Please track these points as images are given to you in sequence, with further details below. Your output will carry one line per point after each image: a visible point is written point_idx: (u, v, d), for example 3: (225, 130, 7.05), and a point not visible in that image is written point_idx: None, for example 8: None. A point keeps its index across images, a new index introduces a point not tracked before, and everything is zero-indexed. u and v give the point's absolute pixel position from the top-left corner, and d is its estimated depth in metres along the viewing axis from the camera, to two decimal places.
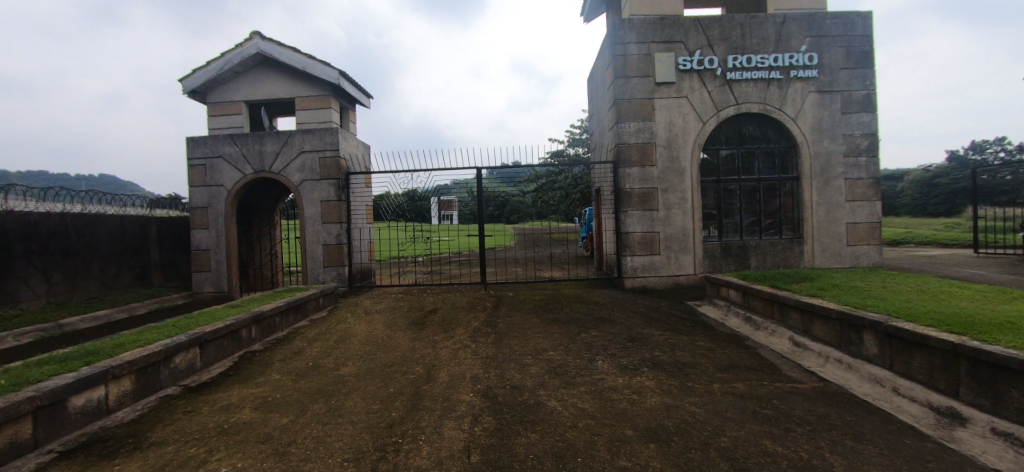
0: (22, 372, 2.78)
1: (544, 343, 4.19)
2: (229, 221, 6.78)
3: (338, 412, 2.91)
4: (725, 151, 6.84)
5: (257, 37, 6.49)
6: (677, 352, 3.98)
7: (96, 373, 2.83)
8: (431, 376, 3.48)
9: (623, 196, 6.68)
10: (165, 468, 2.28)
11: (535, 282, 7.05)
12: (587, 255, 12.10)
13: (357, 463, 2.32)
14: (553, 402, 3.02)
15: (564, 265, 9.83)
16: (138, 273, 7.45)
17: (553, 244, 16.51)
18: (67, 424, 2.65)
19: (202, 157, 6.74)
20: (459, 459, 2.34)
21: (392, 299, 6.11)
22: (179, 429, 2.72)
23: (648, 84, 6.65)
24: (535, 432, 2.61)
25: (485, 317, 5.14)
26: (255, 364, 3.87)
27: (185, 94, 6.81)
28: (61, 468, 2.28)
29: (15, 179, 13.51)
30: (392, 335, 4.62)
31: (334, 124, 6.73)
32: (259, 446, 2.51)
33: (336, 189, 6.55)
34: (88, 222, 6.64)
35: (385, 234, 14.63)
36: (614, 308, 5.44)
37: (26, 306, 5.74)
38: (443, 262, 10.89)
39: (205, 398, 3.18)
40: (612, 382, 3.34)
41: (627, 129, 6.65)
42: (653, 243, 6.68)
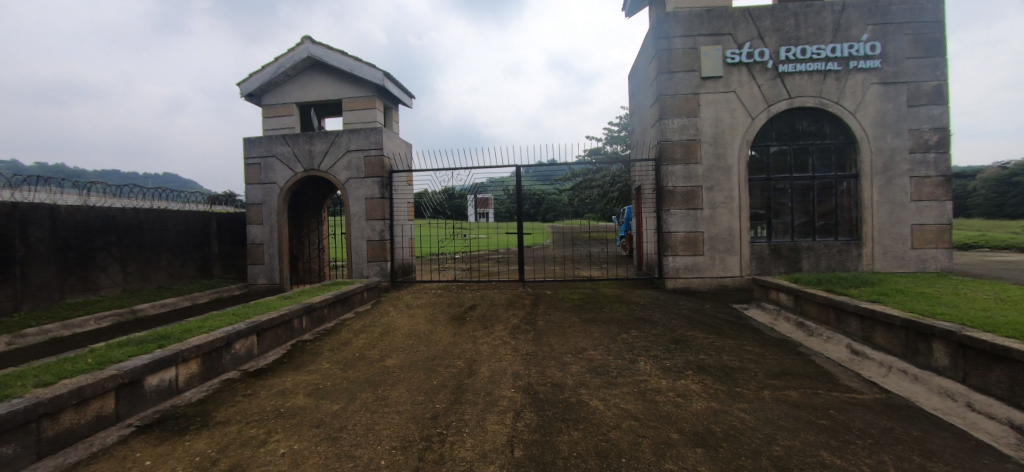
0: (105, 352, 3.05)
1: (584, 342, 4.15)
2: (281, 217, 7.13)
3: (386, 401, 3.00)
4: (776, 147, 6.52)
5: (308, 41, 6.80)
6: (724, 357, 3.82)
7: (168, 355, 3.07)
8: (472, 371, 3.52)
9: (665, 195, 6.52)
10: (230, 447, 2.45)
11: (573, 281, 6.99)
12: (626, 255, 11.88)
13: (404, 451, 2.39)
14: (595, 401, 2.98)
15: (602, 264, 9.71)
16: (200, 265, 8.00)
17: (590, 243, 16.35)
18: (144, 401, 2.90)
19: (257, 157, 7.13)
20: (503, 454, 2.35)
21: (432, 295, 6.23)
22: (240, 411, 2.89)
23: (694, 78, 6.45)
24: (578, 431, 2.58)
25: (524, 315, 5.16)
26: (307, 353, 4.04)
27: (243, 97, 7.23)
28: (139, 443, 2.49)
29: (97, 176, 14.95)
30: (434, 329, 4.72)
31: (379, 124, 6.95)
32: (312, 430, 2.63)
33: (380, 186, 6.75)
34: (159, 217, 7.20)
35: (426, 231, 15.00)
36: (655, 309, 5.31)
37: (105, 293, 6.29)
38: (481, 260, 11.02)
39: (262, 383, 3.36)
40: (656, 384, 3.25)
41: (671, 125, 6.49)
42: (696, 244, 6.47)
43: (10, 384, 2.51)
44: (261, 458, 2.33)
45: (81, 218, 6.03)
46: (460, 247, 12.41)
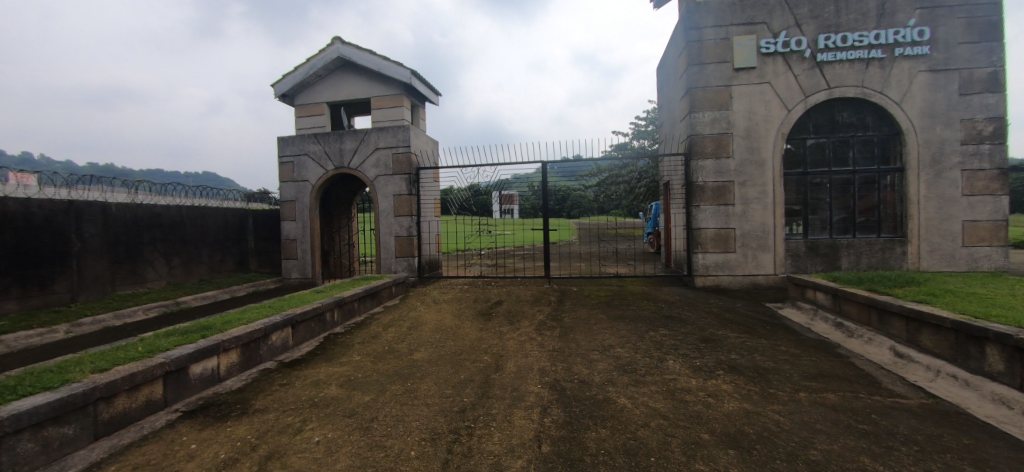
0: (154, 341, 3.23)
1: (611, 340, 4.10)
2: (313, 213, 7.36)
3: (415, 394, 3.06)
4: (813, 140, 6.25)
5: (339, 41, 6.96)
6: (757, 357, 3.71)
7: (211, 345, 3.23)
8: (499, 366, 3.54)
9: (695, 190, 6.37)
10: (268, 433, 2.55)
11: (599, 277, 6.93)
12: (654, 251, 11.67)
13: (433, 443, 2.43)
14: (623, 399, 2.94)
15: (629, 261, 9.58)
16: (238, 260, 8.36)
17: (616, 240, 16.15)
18: (189, 388, 3.06)
19: (290, 155, 7.37)
20: (530, 449, 2.36)
21: (459, 290, 6.30)
22: (278, 399, 3.00)
23: (726, 70, 6.25)
24: (606, 428, 2.56)
25: (550, 311, 5.15)
26: (339, 345, 4.17)
27: (277, 98, 7.49)
28: (185, 428, 2.63)
29: (145, 176, 15.89)
30: (461, 324, 4.78)
31: (407, 122, 7.06)
32: (345, 420, 2.71)
33: (408, 183, 6.88)
34: (200, 214, 7.56)
35: (453, 227, 15.17)
36: (684, 307, 5.19)
37: (151, 285, 6.66)
38: (506, 256, 11.06)
39: (297, 373, 3.48)
40: (686, 383, 3.18)
41: (701, 119, 6.32)
42: (727, 241, 6.29)
43: (71, 369, 2.70)
44: (298, 445, 2.42)
45: (132, 214, 6.41)
46: (486, 244, 12.48)
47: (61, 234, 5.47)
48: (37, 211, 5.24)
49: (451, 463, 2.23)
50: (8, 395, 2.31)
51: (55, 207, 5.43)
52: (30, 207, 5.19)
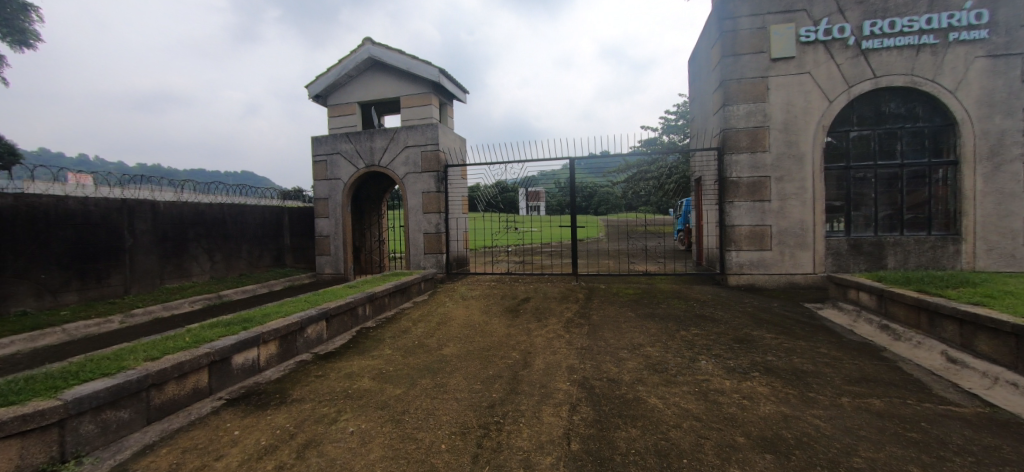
0: (200, 332, 3.41)
1: (641, 338, 4.03)
2: (345, 210, 7.56)
3: (444, 388, 3.10)
4: (857, 133, 5.94)
5: (369, 42, 7.11)
6: (795, 359, 3.56)
7: (252, 336, 3.37)
8: (527, 363, 3.53)
9: (728, 186, 6.17)
10: (305, 423, 2.65)
11: (628, 275, 6.83)
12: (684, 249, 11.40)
13: (463, 437, 2.46)
14: (654, 399, 2.89)
15: (659, 259, 9.38)
16: (275, 255, 8.70)
17: (645, 238, 15.85)
18: (232, 377, 3.21)
19: (323, 154, 7.60)
20: (559, 446, 2.35)
21: (486, 287, 6.34)
22: (314, 390, 3.11)
23: (762, 60, 6.01)
24: (637, 428, 2.52)
25: (578, 308, 5.11)
26: (371, 339, 4.27)
27: (312, 98, 7.73)
28: (230, 414, 2.77)
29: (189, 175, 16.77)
30: (488, 320, 4.81)
31: (435, 120, 7.15)
32: (377, 412, 2.78)
33: (436, 180, 6.97)
34: (239, 211, 7.90)
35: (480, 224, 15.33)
36: (717, 307, 5.04)
37: (196, 279, 7.03)
38: (533, 253, 11.04)
39: (332, 365, 3.59)
40: (719, 385, 3.09)
41: (735, 112, 6.11)
42: (763, 238, 6.07)
43: (126, 356, 2.88)
44: (333, 435, 2.50)
45: (178, 212, 6.76)
46: (512, 240, 12.51)
47: (114, 231, 5.85)
48: (93, 209, 5.61)
49: (481, 457, 2.25)
50: (72, 380, 2.50)
51: (109, 206, 5.80)
52: (87, 205, 5.56)
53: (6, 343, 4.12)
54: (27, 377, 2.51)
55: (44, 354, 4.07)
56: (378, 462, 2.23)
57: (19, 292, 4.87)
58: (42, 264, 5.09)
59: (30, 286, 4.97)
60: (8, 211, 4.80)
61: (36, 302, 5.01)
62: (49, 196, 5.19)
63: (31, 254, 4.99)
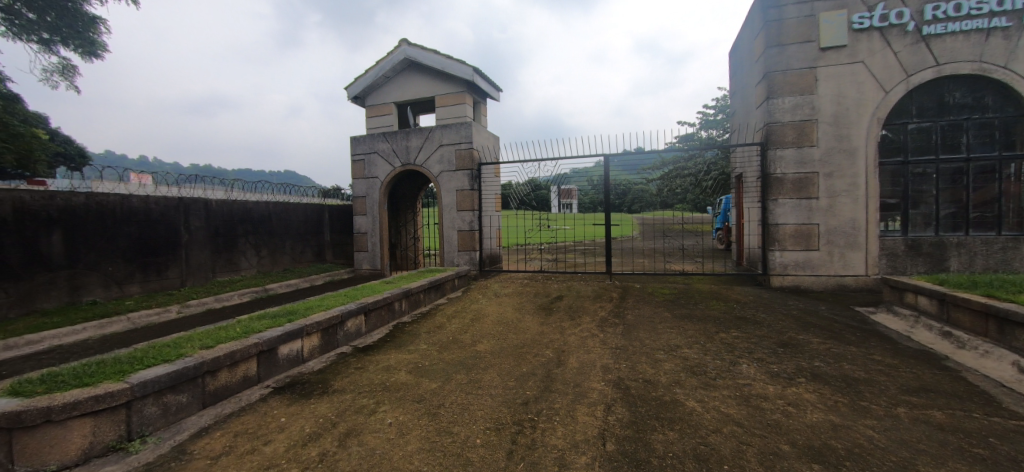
0: (249, 323, 3.60)
1: (678, 340, 3.93)
2: (382, 208, 7.77)
3: (479, 384, 3.14)
4: (916, 125, 5.53)
5: (405, 43, 7.27)
6: (844, 365, 3.37)
7: (296, 328, 3.53)
8: (561, 361, 3.52)
9: (772, 183, 5.91)
10: (346, 412, 2.75)
11: (664, 274, 6.67)
12: (723, 248, 10.99)
13: (498, 433, 2.48)
14: (692, 402, 2.80)
15: (696, 258, 9.10)
16: (316, 251, 9.07)
17: (681, 237, 15.41)
18: (279, 367, 3.38)
19: (361, 153, 7.84)
20: (594, 446, 2.33)
21: (519, 284, 6.36)
22: (354, 382, 3.22)
23: (810, 49, 5.69)
24: (674, 431, 2.46)
25: (612, 307, 5.04)
26: (407, 334, 4.38)
27: (351, 100, 7.98)
28: (278, 401, 2.93)
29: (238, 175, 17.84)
30: (522, 317, 4.82)
31: (468, 118, 7.23)
32: (414, 404, 2.85)
33: (470, 178, 7.05)
34: (283, 209, 8.27)
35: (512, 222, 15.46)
36: (759, 308, 4.85)
37: (244, 273, 7.44)
38: (566, 251, 10.96)
39: (371, 358, 3.71)
40: (762, 390, 2.96)
41: (780, 105, 5.84)
42: (809, 238, 5.78)
43: (184, 344, 3.08)
44: (372, 426, 2.58)
45: (228, 209, 7.16)
46: (544, 238, 12.48)
47: (171, 227, 6.26)
48: (154, 207, 6.03)
49: (516, 454, 2.27)
50: (138, 365, 2.70)
51: (168, 204, 6.22)
52: (148, 203, 5.97)
53: (79, 330, 4.51)
54: (100, 361, 2.75)
55: (112, 340, 4.43)
56: (416, 453, 2.29)
57: (89, 283, 5.32)
58: (109, 258, 5.53)
59: (99, 277, 5.42)
60: (81, 208, 5.23)
61: (105, 292, 5.46)
62: (115, 195, 5.61)
63: (100, 248, 5.43)
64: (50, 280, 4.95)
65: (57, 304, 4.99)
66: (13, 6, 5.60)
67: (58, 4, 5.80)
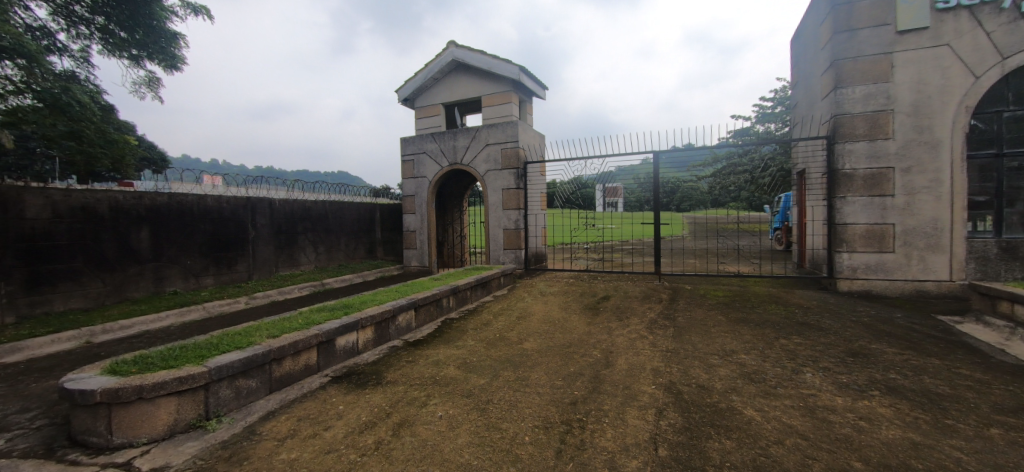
0: (310, 315, 3.83)
1: (733, 345, 3.75)
2: (429, 207, 7.99)
3: (527, 382, 3.15)
4: (1012, 113, 4.96)
5: (452, 45, 7.43)
6: (925, 379, 3.06)
7: (352, 321, 3.71)
8: (609, 362, 3.47)
9: (839, 180, 5.50)
10: (399, 403, 2.87)
11: (718, 276, 6.39)
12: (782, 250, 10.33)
13: (547, 432, 2.48)
14: (751, 411, 2.65)
15: (753, 259, 8.63)
16: (368, 248, 9.49)
17: (734, 237, 14.65)
18: (337, 357, 3.58)
19: (411, 154, 8.10)
20: (646, 450, 2.27)
21: (564, 284, 6.32)
22: (406, 374, 3.35)
23: (885, 33, 5.23)
24: (732, 440, 2.34)
25: (662, 309, 4.89)
26: (455, 330, 4.49)
27: (401, 102, 8.26)
28: (338, 389, 3.10)
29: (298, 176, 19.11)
30: (568, 317, 4.80)
31: (514, 117, 7.27)
32: (463, 399, 2.91)
33: (516, 177, 7.09)
34: (338, 207, 8.72)
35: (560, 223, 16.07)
36: (824, 314, 4.52)
37: (303, 268, 7.91)
38: (611, 250, 10.76)
39: (421, 352, 3.83)
40: (829, 401, 2.75)
41: (849, 95, 5.42)
42: (883, 239, 5.32)
43: (253, 333, 3.33)
44: (424, 418, 2.67)
45: (289, 208, 7.64)
46: (591, 238, 12.37)
47: (240, 224, 6.78)
48: (225, 206, 6.55)
49: (565, 453, 2.26)
50: (215, 350, 2.96)
51: (237, 203, 6.74)
52: (220, 203, 6.50)
53: (163, 317, 5.00)
54: (182, 346, 3.03)
55: (191, 327, 4.87)
56: (466, 447, 2.34)
57: (171, 275, 5.87)
58: (187, 252, 6.08)
59: (178, 270, 5.97)
60: (165, 206, 5.77)
61: (183, 283, 6.01)
62: (192, 195, 6.15)
63: (179, 244, 5.97)
64: (139, 272, 5.51)
65: (144, 293, 5.55)
66: (108, 26, 6.27)
67: (144, 23, 6.42)
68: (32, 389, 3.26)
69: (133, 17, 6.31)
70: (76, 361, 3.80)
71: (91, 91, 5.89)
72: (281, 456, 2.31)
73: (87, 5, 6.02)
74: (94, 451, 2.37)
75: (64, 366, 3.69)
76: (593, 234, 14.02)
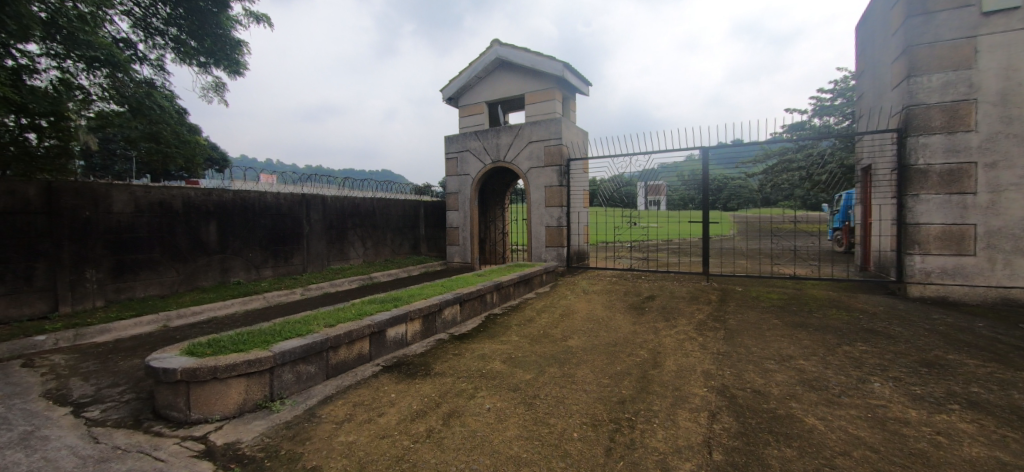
0: (362, 306, 4.00)
1: (790, 350, 3.57)
2: (472, 204, 8.11)
3: (573, 378, 3.15)
4: None
5: (496, 43, 7.51)
6: (1014, 394, 2.77)
7: (401, 313, 3.84)
8: (657, 362, 3.40)
9: (911, 176, 5.10)
10: (448, 394, 2.94)
11: (771, 278, 6.11)
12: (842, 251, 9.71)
13: (596, 429, 2.47)
14: (813, 419, 2.52)
15: (810, 261, 8.15)
16: (412, 244, 9.76)
17: (787, 238, 13.91)
18: (387, 348, 3.72)
19: (455, 152, 8.26)
20: (699, 453, 2.21)
21: (608, 282, 6.25)
22: (453, 366, 3.43)
23: (968, 15, 4.80)
24: (793, 448, 2.23)
25: (711, 311, 4.73)
26: (499, 325, 4.54)
27: (445, 101, 8.45)
28: (390, 378, 3.23)
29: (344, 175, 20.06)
30: (613, 315, 4.75)
31: (557, 114, 7.24)
32: (509, 393, 2.95)
33: (559, 174, 7.07)
34: (385, 204, 9.03)
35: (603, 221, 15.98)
36: (893, 321, 4.22)
37: (352, 262, 8.26)
38: (654, 250, 10.52)
39: (467, 346, 3.91)
40: (901, 414, 2.56)
41: (924, 85, 5.02)
42: (961, 240, 4.89)
43: (311, 322, 3.53)
44: (473, 409, 2.73)
45: (340, 205, 7.99)
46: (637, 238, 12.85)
47: (295, 220, 7.17)
48: (283, 202, 6.96)
49: (615, 451, 2.24)
50: (278, 336, 3.16)
51: (293, 200, 7.14)
52: (278, 199, 6.91)
53: (229, 305, 5.39)
54: (250, 331, 3.25)
55: (252, 315, 5.21)
56: (515, 439, 2.38)
57: (234, 266, 6.30)
58: (249, 245, 6.50)
59: (241, 262, 6.39)
60: (230, 202, 6.20)
61: (245, 275, 6.44)
62: (254, 191, 6.56)
63: (242, 237, 6.39)
64: (207, 263, 5.95)
65: (211, 282, 6.00)
66: (180, 37, 6.74)
67: (212, 32, 6.93)
68: (121, 366, 3.61)
69: (202, 27, 6.83)
70: (156, 343, 4.17)
71: (167, 96, 6.43)
72: (340, 438, 2.43)
73: (162, 18, 6.49)
74: (175, 425, 2.60)
75: (146, 346, 4.06)
76: (637, 234, 13.99)
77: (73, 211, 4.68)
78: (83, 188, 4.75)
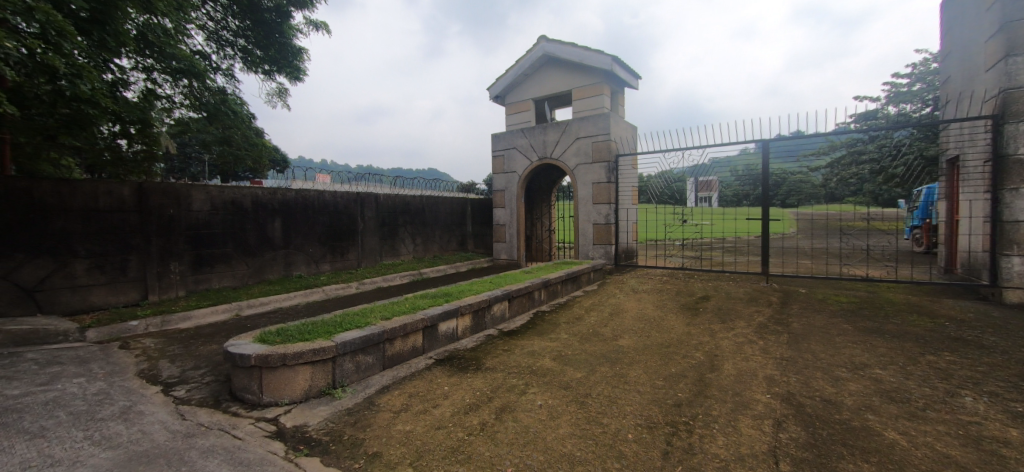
0: (416, 301, 4.15)
1: (864, 357, 3.33)
2: (518, 201, 8.16)
3: (626, 379, 3.10)
4: None
5: (543, 40, 7.46)
6: None
7: (453, 308, 3.95)
8: (715, 365, 3.28)
9: (1010, 168, 4.57)
10: (499, 390, 2.98)
11: (840, 279, 5.70)
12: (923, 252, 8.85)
13: (652, 432, 2.42)
14: (893, 433, 2.34)
15: (884, 263, 7.50)
16: (459, 241, 9.97)
17: (855, 236, 12.88)
18: (439, 341, 3.84)
19: (501, 149, 8.33)
20: (765, 463, 2.11)
21: (659, 281, 6.08)
22: (503, 362, 3.48)
23: None
24: (871, 464, 2.07)
25: (773, 313, 4.48)
26: (547, 322, 4.55)
27: (493, 99, 8.53)
28: (444, 371, 3.33)
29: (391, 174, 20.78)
30: (664, 315, 4.61)
31: (605, 109, 7.11)
32: (561, 391, 2.95)
33: (607, 171, 6.95)
34: (432, 202, 9.27)
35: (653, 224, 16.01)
36: (987, 330, 3.80)
37: (402, 258, 8.56)
38: (706, 249, 10.09)
39: (516, 342, 3.96)
40: (1000, 433, 2.31)
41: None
42: None
43: (370, 315, 3.70)
44: (525, 405, 2.76)
45: (391, 203, 8.31)
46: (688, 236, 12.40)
47: (351, 217, 7.54)
48: (340, 200, 7.34)
49: (673, 455, 2.19)
50: (340, 328, 3.34)
51: (349, 198, 7.51)
52: (335, 197, 7.29)
53: (292, 296, 5.76)
54: (315, 322, 3.46)
55: (312, 306, 5.53)
56: (568, 437, 2.38)
57: (296, 260, 6.73)
58: (310, 241, 6.91)
59: (302, 256, 6.81)
60: (292, 200, 6.62)
61: (306, 269, 6.85)
62: (314, 190, 6.97)
63: (303, 233, 6.81)
64: (272, 257, 6.39)
65: (276, 275, 6.43)
66: (247, 47, 7.24)
67: (275, 41, 7.39)
68: (201, 350, 3.97)
69: (268, 36, 7.30)
70: (229, 330, 4.53)
71: (238, 102, 6.94)
72: (398, 427, 2.53)
73: (231, 30, 7.01)
74: (250, 406, 2.82)
75: (221, 333, 4.43)
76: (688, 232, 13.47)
77: (159, 209, 5.18)
78: (167, 189, 5.24)
